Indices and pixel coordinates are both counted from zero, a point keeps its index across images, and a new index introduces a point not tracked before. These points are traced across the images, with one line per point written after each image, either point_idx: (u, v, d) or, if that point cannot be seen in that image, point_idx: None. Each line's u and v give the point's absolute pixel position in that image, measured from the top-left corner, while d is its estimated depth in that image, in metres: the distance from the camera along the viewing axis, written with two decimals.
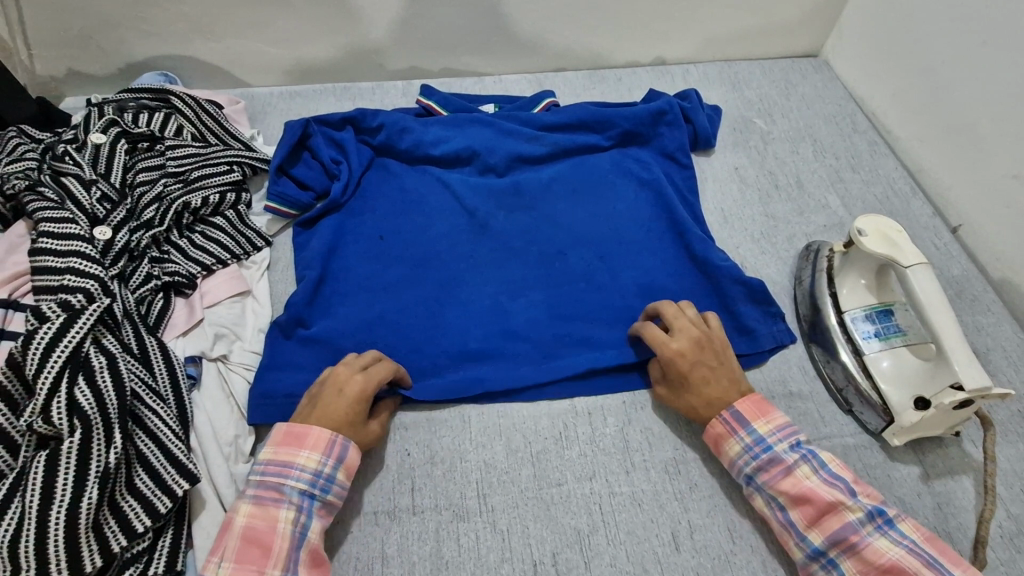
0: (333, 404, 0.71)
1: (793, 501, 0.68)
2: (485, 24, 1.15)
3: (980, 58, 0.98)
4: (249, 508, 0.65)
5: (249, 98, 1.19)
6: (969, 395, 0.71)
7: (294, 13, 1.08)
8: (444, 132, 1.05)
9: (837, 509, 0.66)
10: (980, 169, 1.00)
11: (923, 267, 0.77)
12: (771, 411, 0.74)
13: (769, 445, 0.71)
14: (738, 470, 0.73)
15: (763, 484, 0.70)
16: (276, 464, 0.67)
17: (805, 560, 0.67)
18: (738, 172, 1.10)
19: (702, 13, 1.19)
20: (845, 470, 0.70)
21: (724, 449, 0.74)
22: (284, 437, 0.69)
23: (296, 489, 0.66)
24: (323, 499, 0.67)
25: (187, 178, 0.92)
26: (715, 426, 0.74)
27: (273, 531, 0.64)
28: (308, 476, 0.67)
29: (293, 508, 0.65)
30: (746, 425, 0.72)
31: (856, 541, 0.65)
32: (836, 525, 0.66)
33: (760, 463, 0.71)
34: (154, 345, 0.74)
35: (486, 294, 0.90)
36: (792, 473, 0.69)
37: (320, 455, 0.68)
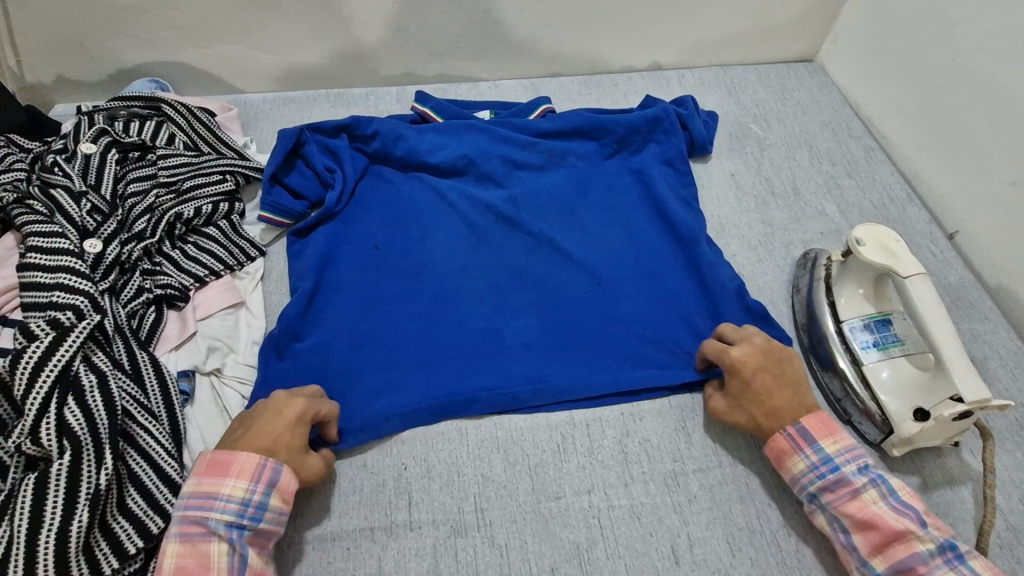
0: (267, 429, 0.69)
1: (856, 524, 0.68)
2: (479, 30, 1.14)
3: (975, 65, 0.98)
4: (177, 545, 0.62)
5: (242, 105, 1.18)
6: (967, 407, 0.71)
7: (286, 19, 1.07)
8: (439, 140, 1.04)
9: (905, 538, 0.66)
10: (977, 176, 1.00)
11: (922, 277, 0.77)
12: (838, 431, 0.73)
13: (836, 466, 0.71)
14: (801, 488, 0.73)
15: (828, 505, 0.70)
16: (200, 497, 0.64)
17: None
18: (735, 179, 1.09)
19: (697, 18, 1.19)
20: (916, 499, 0.69)
21: (787, 467, 0.73)
22: (206, 467, 0.65)
23: (222, 521, 0.63)
24: (253, 529, 0.64)
25: (179, 189, 0.91)
26: (779, 441, 0.74)
27: (204, 567, 0.61)
28: (234, 508, 0.64)
29: (224, 541, 0.62)
30: (812, 443, 0.72)
31: (923, 572, 0.64)
32: (902, 553, 0.65)
33: (826, 484, 0.71)
34: (146, 361, 0.72)
35: (483, 307, 0.89)
36: (860, 497, 0.69)
37: (247, 482, 0.65)
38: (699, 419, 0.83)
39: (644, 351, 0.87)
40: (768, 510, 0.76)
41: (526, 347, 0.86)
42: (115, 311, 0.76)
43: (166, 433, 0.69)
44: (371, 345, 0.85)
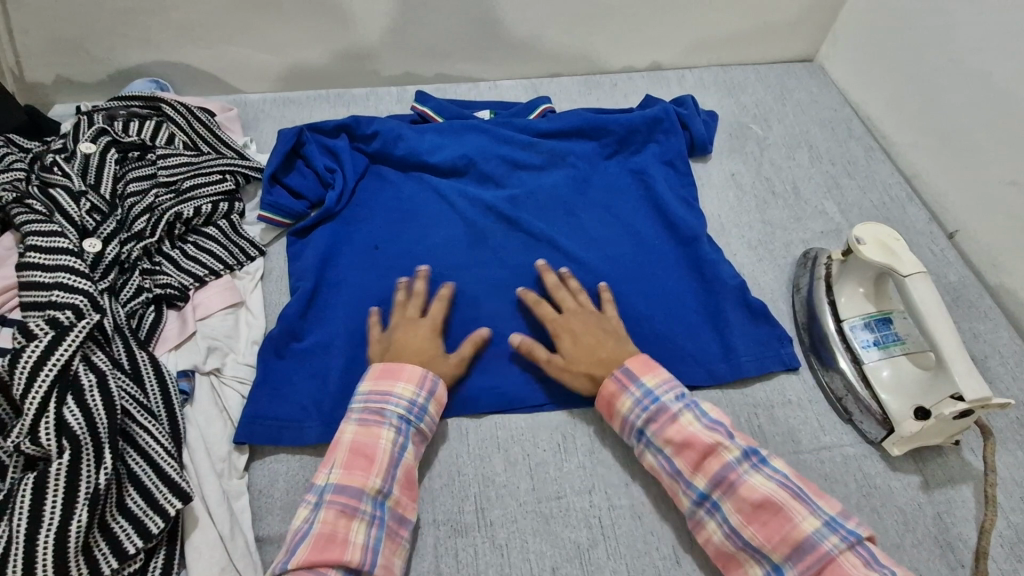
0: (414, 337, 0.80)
1: (674, 447, 0.71)
2: (479, 30, 1.14)
3: (974, 65, 0.98)
4: (355, 427, 0.71)
5: (241, 105, 1.18)
6: (968, 405, 0.71)
7: (286, 20, 1.07)
8: (439, 140, 1.04)
9: (717, 451, 0.69)
10: (976, 176, 1.00)
11: (923, 276, 0.76)
12: (659, 367, 0.77)
13: (657, 397, 0.74)
14: (630, 426, 0.75)
15: (653, 436, 0.73)
16: (378, 392, 0.74)
17: (696, 508, 0.69)
18: (734, 178, 1.09)
19: (697, 18, 1.19)
20: (726, 418, 0.74)
21: (615, 408, 0.76)
22: (381, 371, 0.75)
23: (396, 413, 0.72)
24: (417, 426, 0.74)
25: (179, 189, 0.91)
26: (607, 385, 0.76)
27: (376, 445, 0.70)
28: (408, 407, 0.73)
29: (394, 430, 0.71)
30: (635, 380, 0.75)
31: (734, 479, 0.68)
32: (716, 467, 0.69)
33: (650, 415, 0.73)
34: (146, 361, 0.72)
35: (483, 306, 0.89)
36: (679, 419, 0.72)
37: (415, 386, 0.75)
38: None
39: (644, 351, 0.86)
40: None
41: (526, 346, 0.86)
42: (115, 311, 0.75)
43: (167, 433, 0.69)
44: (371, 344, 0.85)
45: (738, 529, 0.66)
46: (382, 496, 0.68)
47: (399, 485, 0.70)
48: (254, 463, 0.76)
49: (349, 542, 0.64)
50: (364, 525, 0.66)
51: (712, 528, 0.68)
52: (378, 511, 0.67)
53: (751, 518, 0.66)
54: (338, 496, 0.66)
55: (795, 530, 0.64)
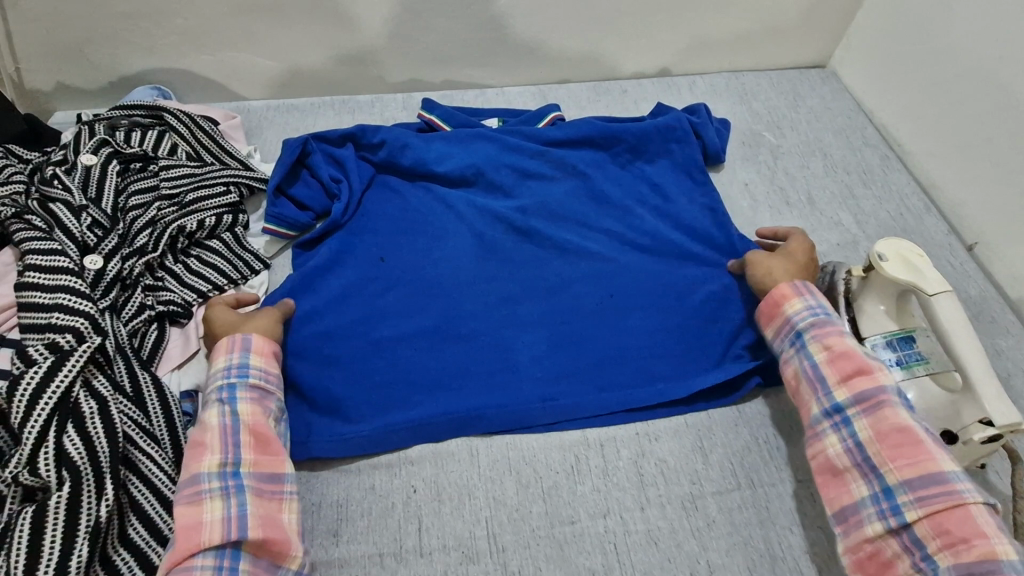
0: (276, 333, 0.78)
1: (827, 353, 0.73)
2: (487, 36, 1.12)
3: (994, 73, 0.96)
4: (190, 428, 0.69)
5: (245, 112, 1.16)
6: (998, 431, 0.68)
7: (290, 25, 1.05)
8: (446, 149, 1.01)
9: (872, 373, 0.70)
10: (996, 187, 0.97)
11: (948, 295, 0.74)
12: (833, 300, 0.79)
13: (828, 314, 0.76)
14: (789, 327, 0.77)
15: (810, 338, 0.75)
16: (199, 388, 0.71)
17: (825, 417, 0.70)
18: (748, 188, 1.07)
19: (708, 24, 1.17)
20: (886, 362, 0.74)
21: (780, 313, 0.79)
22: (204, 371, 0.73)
23: (215, 392, 0.69)
24: (244, 384, 0.71)
25: (182, 202, 0.89)
26: (783, 288, 0.79)
27: (204, 426, 0.67)
28: (224, 379, 0.70)
29: (217, 407, 0.68)
30: (814, 292, 0.78)
31: (881, 400, 0.68)
32: (867, 385, 0.69)
33: (815, 321, 0.75)
34: (148, 383, 0.70)
35: (493, 321, 0.87)
36: (844, 336, 0.74)
37: (222, 356, 0.72)
38: (716, 439, 0.80)
39: (658, 369, 0.84)
40: (790, 535, 0.74)
41: (537, 363, 0.84)
42: (117, 330, 0.73)
43: (169, 460, 0.67)
44: (377, 359, 0.83)
45: (863, 442, 0.67)
46: (230, 464, 0.65)
47: (248, 448, 0.66)
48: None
49: (204, 523, 0.61)
50: (222, 497, 0.62)
51: (830, 441, 0.69)
52: (233, 479, 0.64)
53: (882, 437, 0.66)
54: (182, 490, 0.63)
55: (929, 462, 0.63)
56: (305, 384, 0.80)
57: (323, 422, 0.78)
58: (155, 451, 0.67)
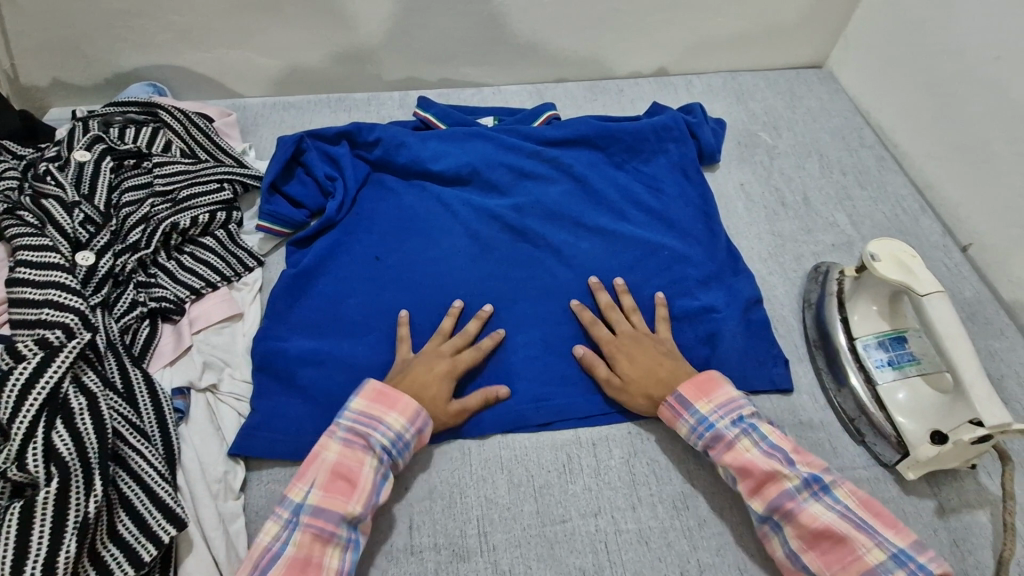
0: (427, 371, 0.77)
1: (732, 468, 0.71)
2: (484, 34, 1.12)
3: (990, 74, 0.96)
4: (338, 448, 0.69)
5: (241, 109, 1.15)
6: (988, 431, 0.68)
7: (286, 23, 1.05)
8: (442, 147, 1.01)
9: (776, 478, 0.69)
10: (992, 189, 0.97)
11: (937, 297, 0.74)
12: (714, 389, 0.76)
13: (710, 423, 0.74)
14: (691, 445, 0.76)
15: (710, 458, 0.74)
16: (369, 417, 0.71)
17: (758, 526, 0.70)
18: (744, 188, 1.07)
19: (705, 24, 1.17)
20: (785, 441, 0.72)
21: (676, 427, 0.76)
22: (376, 393, 0.73)
23: (383, 443, 0.70)
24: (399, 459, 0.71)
25: (176, 199, 0.89)
26: (663, 411, 0.77)
27: (359, 471, 0.68)
28: (396, 438, 0.71)
29: (377, 458, 0.69)
30: (690, 405, 0.75)
31: (791, 507, 0.67)
32: (775, 495, 0.68)
33: (705, 441, 0.74)
34: (139, 380, 0.70)
35: (485, 320, 0.87)
36: (738, 443, 0.72)
37: (405, 420, 0.72)
38: None
39: None
40: None
41: (530, 362, 0.84)
42: (108, 327, 0.73)
43: (160, 455, 0.67)
44: (368, 356, 0.83)
45: (795, 549, 0.67)
46: (360, 524, 0.66)
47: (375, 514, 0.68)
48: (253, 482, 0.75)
49: (322, 567, 0.63)
50: (342, 550, 0.65)
51: (774, 546, 0.69)
52: (354, 539, 0.66)
53: (810, 544, 0.66)
54: (315, 521, 0.65)
55: (855, 561, 0.64)
56: (295, 381, 0.80)
57: (314, 418, 0.78)
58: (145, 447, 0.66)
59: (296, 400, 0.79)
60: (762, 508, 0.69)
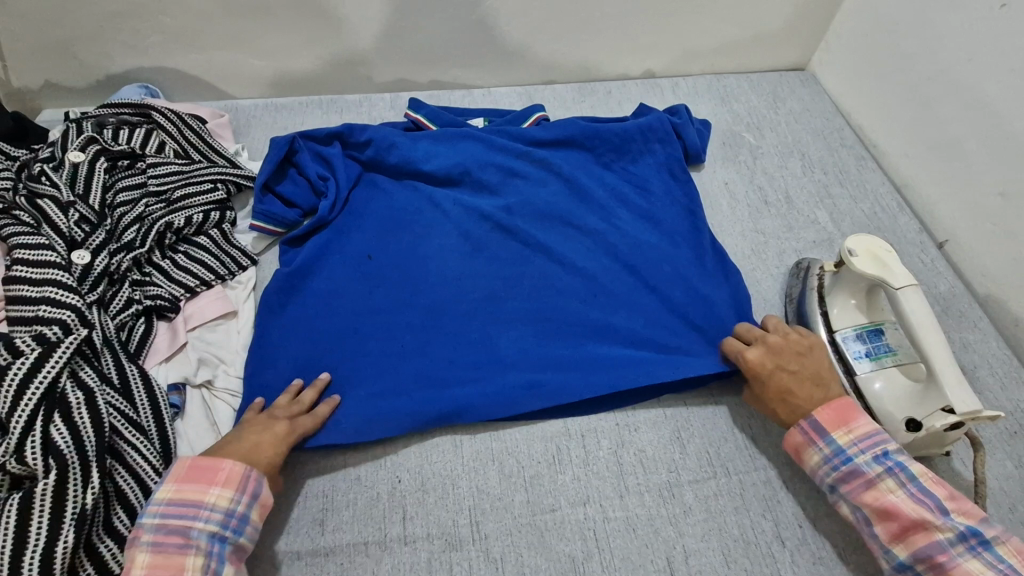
0: (265, 439, 0.71)
1: (872, 508, 0.69)
2: (473, 38, 1.14)
3: (962, 76, 0.99)
4: (147, 556, 0.60)
5: (233, 110, 1.17)
6: (959, 418, 0.71)
7: (278, 25, 1.06)
8: (433, 148, 1.03)
9: (925, 527, 0.65)
10: (966, 187, 1.01)
11: (910, 288, 0.77)
12: (852, 419, 0.73)
13: (848, 457, 0.71)
14: (820, 480, 0.74)
15: (846, 495, 0.71)
16: (185, 503, 0.63)
17: (897, 574, 0.67)
18: (728, 187, 1.10)
19: (691, 27, 1.19)
20: (938, 484, 0.68)
21: (804, 458, 0.75)
22: (189, 471, 0.65)
23: (206, 532, 0.62)
24: (233, 541, 0.63)
25: (170, 199, 0.90)
26: (794, 434, 0.75)
27: None
28: (222, 523, 0.63)
29: (202, 553, 0.61)
30: (825, 434, 0.73)
31: (944, 560, 0.64)
32: (923, 544, 0.65)
33: (841, 475, 0.71)
34: (135, 376, 0.71)
35: (476, 319, 0.89)
36: (882, 481, 0.69)
37: (233, 492, 0.64)
38: (694, 429, 0.83)
39: None
40: (763, 521, 0.76)
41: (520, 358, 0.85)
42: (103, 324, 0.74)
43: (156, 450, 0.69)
44: (361, 353, 0.84)
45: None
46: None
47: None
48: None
49: None
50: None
51: None
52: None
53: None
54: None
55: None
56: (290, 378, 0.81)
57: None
58: (142, 441, 0.68)
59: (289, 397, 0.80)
60: (911, 558, 0.65)
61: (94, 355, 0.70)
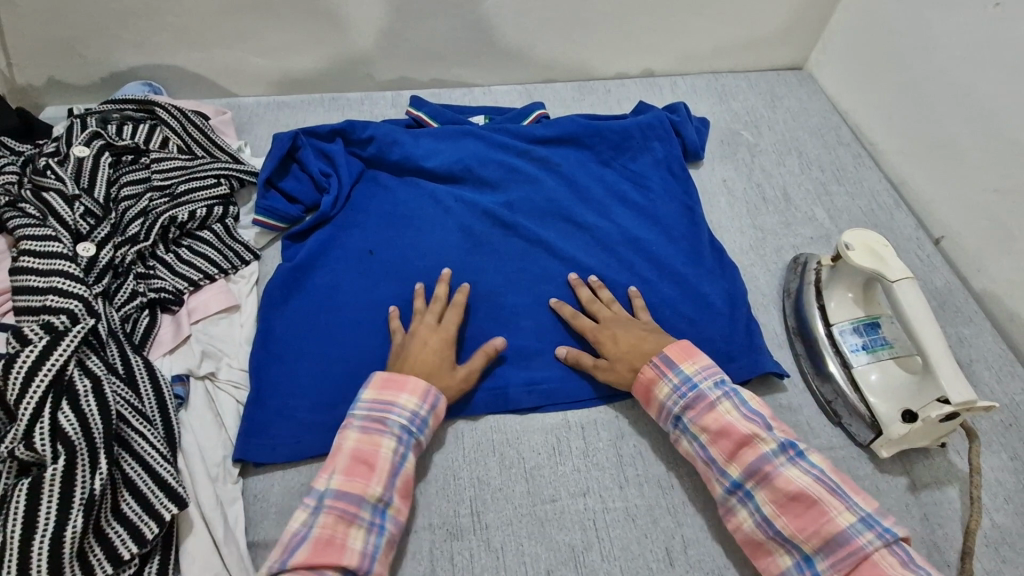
0: (425, 349, 0.79)
1: (709, 430, 0.73)
2: (475, 36, 1.15)
3: (957, 75, 1.01)
4: (357, 434, 0.70)
5: (235, 108, 1.18)
6: (955, 408, 0.72)
7: (281, 24, 1.08)
8: (435, 145, 1.04)
9: (753, 442, 0.70)
10: (961, 184, 1.02)
11: (907, 282, 0.78)
12: (697, 354, 0.78)
13: (695, 384, 0.75)
14: (667, 413, 0.77)
15: (689, 422, 0.74)
16: (381, 402, 0.73)
17: (726, 494, 0.71)
18: (726, 184, 1.11)
19: (690, 27, 1.20)
20: (762, 407, 0.74)
21: (653, 392, 0.77)
22: (383, 380, 0.74)
23: (398, 424, 0.72)
24: (417, 439, 0.73)
25: (173, 193, 0.91)
26: (646, 372, 0.78)
27: (376, 453, 0.69)
28: (411, 422, 0.72)
29: (395, 440, 0.71)
30: (673, 366, 0.77)
31: (769, 470, 0.69)
32: (752, 457, 0.70)
33: (687, 402, 0.75)
34: (140, 366, 0.72)
35: (477, 314, 0.89)
36: (712, 407, 0.74)
37: (418, 399, 0.73)
38: None
39: None
40: None
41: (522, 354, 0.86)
42: (108, 316, 0.75)
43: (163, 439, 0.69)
44: (363, 348, 0.85)
45: (765, 513, 0.68)
46: (387, 501, 0.68)
47: (402, 488, 0.70)
48: (250, 468, 0.76)
49: (347, 547, 0.64)
50: (366, 526, 0.66)
51: (744, 516, 0.70)
52: (382, 513, 0.67)
53: (784, 509, 0.67)
54: (338, 503, 0.66)
55: (830, 523, 0.65)
56: (293, 372, 0.82)
57: (310, 408, 0.80)
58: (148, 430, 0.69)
59: (292, 390, 0.81)
60: (743, 473, 0.70)
61: (99, 345, 0.71)
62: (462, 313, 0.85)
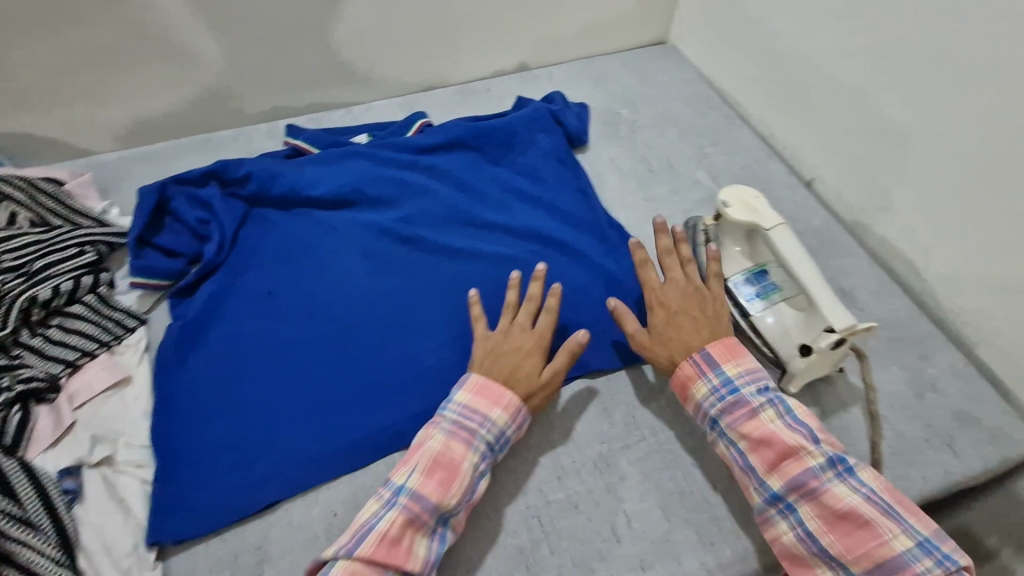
0: (512, 355, 0.77)
1: (748, 440, 0.71)
2: (341, 54, 1.11)
3: (787, 20, 1.05)
4: (400, 517, 0.65)
5: (96, 167, 1.06)
6: (840, 335, 0.78)
7: (129, 71, 1.01)
8: (319, 171, 1.00)
9: (798, 453, 0.69)
10: (818, 122, 1.06)
11: (784, 231, 0.83)
12: (742, 354, 0.76)
13: (734, 388, 0.74)
14: (703, 414, 0.76)
15: (727, 428, 0.73)
16: (429, 494, 0.66)
17: (766, 507, 0.70)
18: (615, 163, 1.13)
19: (554, 16, 1.22)
20: (810, 418, 0.73)
21: (689, 396, 0.77)
22: (437, 463, 0.68)
23: (441, 516, 0.67)
24: (451, 531, 0.69)
25: (30, 271, 0.82)
26: (685, 367, 0.77)
27: (406, 555, 0.64)
28: (494, 442, 0.72)
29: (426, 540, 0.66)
30: (714, 367, 0.75)
31: (816, 486, 0.67)
32: (797, 470, 0.68)
33: (725, 407, 0.74)
34: (16, 472, 0.68)
35: (393, 341, 0.86)
36: (758, 413, 0.72)
37: (468, 493, 0.69)
38: (619, 398, 0.85)
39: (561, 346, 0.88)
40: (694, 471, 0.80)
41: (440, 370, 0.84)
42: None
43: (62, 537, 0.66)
44: (275, 400, 0.80)
45: (812, 529, 0.67)
46: (450, 520, 0.68)
47: (465, 510, 0.70)
48: (168, 549, 0.71)
49: None
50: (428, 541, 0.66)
51: (782, 531, 0.69)
52: (443, 533, 0.68)
53: (832, 527, 0.66)
54: (413, 505, 0.66)
55: (877, 542, 0.64)
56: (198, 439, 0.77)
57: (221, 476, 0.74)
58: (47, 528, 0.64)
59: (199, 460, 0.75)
60: (794, 491, 0.68)
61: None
62: (553, 318, 0.81)
